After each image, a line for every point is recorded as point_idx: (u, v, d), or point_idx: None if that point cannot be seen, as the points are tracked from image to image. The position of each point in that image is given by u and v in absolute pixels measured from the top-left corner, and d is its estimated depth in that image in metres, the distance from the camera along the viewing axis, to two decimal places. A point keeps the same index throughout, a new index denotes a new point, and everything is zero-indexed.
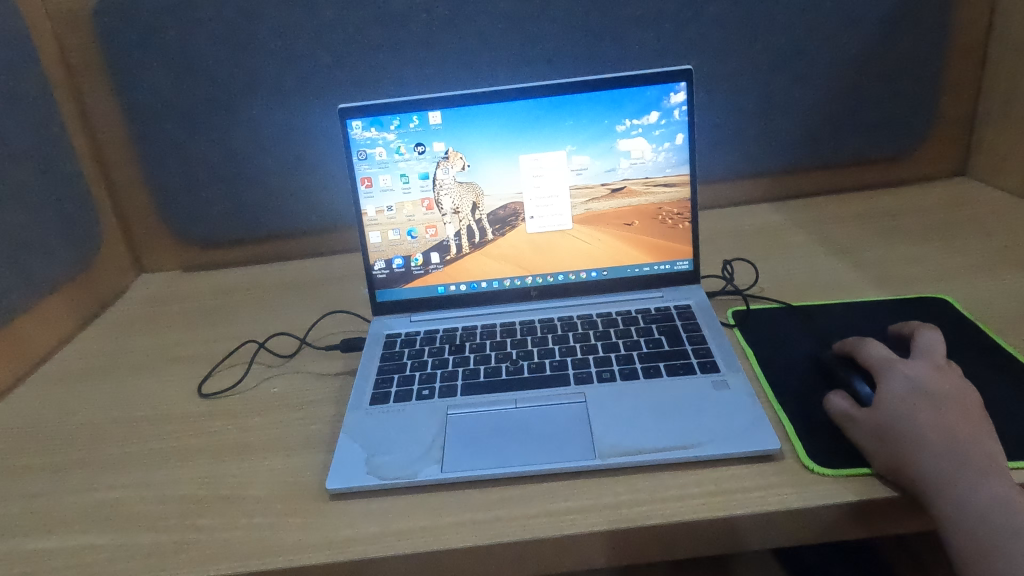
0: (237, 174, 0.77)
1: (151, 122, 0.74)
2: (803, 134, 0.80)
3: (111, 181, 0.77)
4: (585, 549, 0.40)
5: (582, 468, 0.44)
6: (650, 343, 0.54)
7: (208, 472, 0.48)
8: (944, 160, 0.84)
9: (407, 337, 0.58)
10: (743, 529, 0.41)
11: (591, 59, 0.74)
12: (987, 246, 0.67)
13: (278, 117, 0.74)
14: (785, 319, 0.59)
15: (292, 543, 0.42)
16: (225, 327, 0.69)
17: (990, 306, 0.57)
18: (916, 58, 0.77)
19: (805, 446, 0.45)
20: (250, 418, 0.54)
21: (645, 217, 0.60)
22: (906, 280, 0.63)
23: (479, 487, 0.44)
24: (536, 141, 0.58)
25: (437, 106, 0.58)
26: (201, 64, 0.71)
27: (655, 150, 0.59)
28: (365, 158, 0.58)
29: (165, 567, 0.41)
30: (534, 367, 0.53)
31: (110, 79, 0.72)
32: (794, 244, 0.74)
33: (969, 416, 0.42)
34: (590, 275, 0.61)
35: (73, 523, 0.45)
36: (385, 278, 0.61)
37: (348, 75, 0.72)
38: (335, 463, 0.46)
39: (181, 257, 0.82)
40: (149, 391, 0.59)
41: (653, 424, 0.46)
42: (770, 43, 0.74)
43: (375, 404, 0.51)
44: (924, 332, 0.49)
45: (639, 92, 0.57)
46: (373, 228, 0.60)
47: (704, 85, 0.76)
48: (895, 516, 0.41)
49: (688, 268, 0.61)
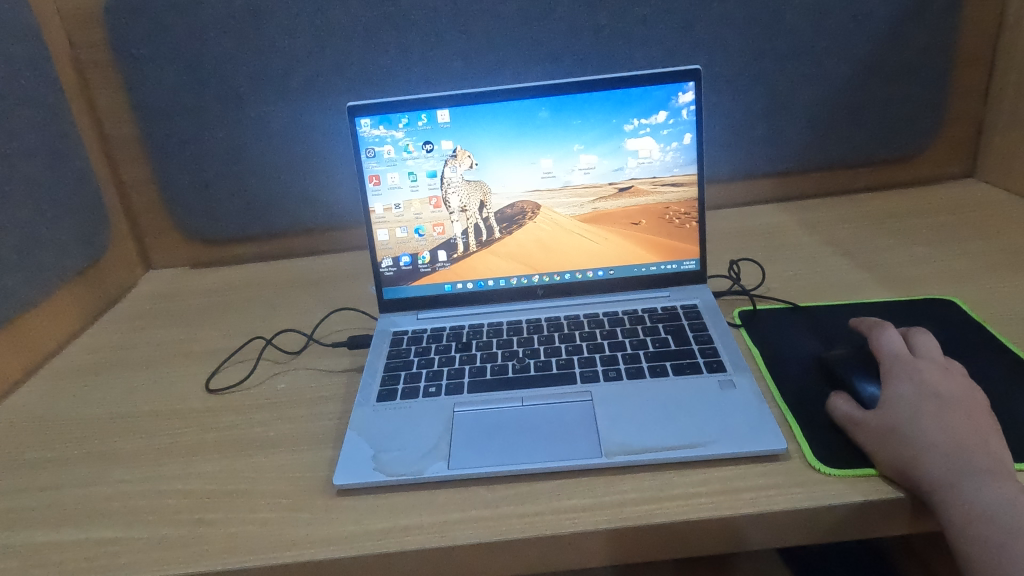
0: (244, 171, 0.77)
1: (160, 119, 0.74)
2: (810, 135, 0.80)
3: (120, 177, 0.77)
4: (590, 547, 0.41)
5: (587, 467, 0.44)
6: (656, 342, 0.54)
7: (216, 466, 0.49)
8: (951, 162, 0.84)
9: (414, 334, 0.59)
10: (748, 529, 0.41)
11: (598, 59, 0.74)
12: (995, 248, 0.67)
13: (287, 115, 0.74)
14: (791, 319, 0.59)
15: (299, 537, 0.42)
16: (233, 323, 0.69)
17: (997, 307, 0.57)
18: (926, 59, 0.76)
19: (811, 446, 0.45)
20: (257, 414, 0.54)
21: (652, 216, 0.60)
22: (912, 281, 0.63)
23: (484, 485, 0.44)
24: (544, 140, 0.59)
25: (446, 105, 0.58)
26: (210, 61, 0.71)
27: (663, 149, 0.59)
28: (373, 157, 0.58)
29: (172, 560, 0.41)
30: (541, 366, 0.53)
31: (120, 76, 0.72)
32: (801, 244, 0.74)
33: (974, 417, 0.42)
34: (596, 274, 0.61)
35: (82, 516, 0.46)
36: (393, 276, 0.62)
37: (355, 73, 0.73)
38: (342, 459, 0.46)
39: (188, 254, 0.83)
40: (156, 386, 0.59)
41: (659, 423, 0.47)
42: (778, 44, 0.74)
43: (382, 400, 0.51)
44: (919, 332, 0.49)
45: (646, 92, 0.57)
46: (381, 226, 0.60)
47: (711, 85, 0.76)
48: (900, 517, 0.41)
49: (695, 268, 0.61)
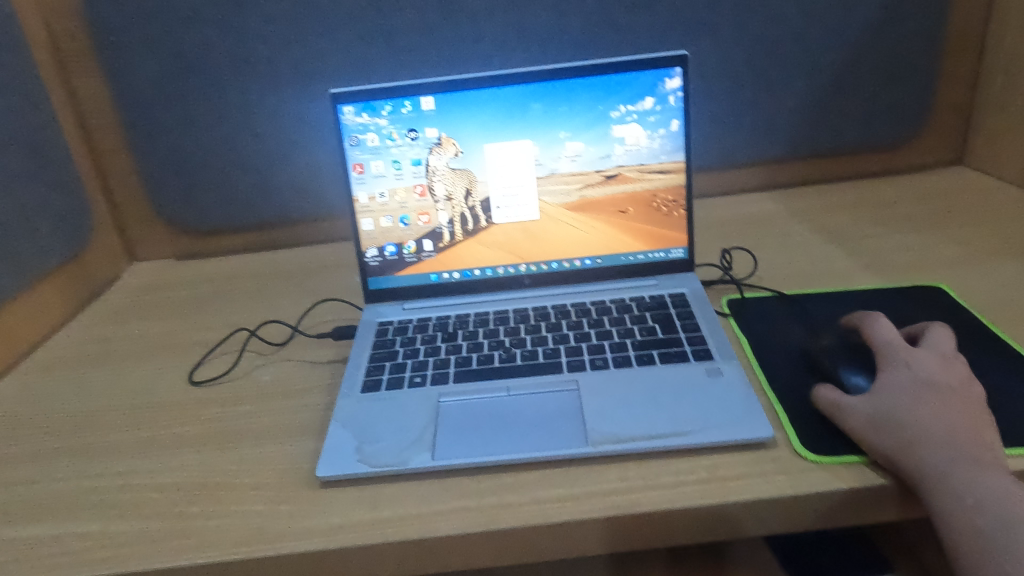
0: (229, 160, 0.76)
1: (142, 108, 0.73)
2: (799, 122, 0.79)
3: (101, 168, 0.76)
4: (576, 536, 0.40)
5: (573, 456, 0.44)
6: (644, 330, 0.54)
7: (199, 459, 0.48)
8: (941, 150, 0.84)
9: (399, 325, 0.58)
10: (735, 517, 0.40)
11: (586, 46, 0.73)
12: (984, 235, 0.67)
13: (271, 104, 0.73)
14: (778, 307, 0.59)
15: (282, 529, 0.41)
16: (217, 315, 0.68)
17: (986, 295, 0.57)
18: (915, 45, 0.76)
19: (799, 434, 0.44)
20: (241, 406, 0.53)
21: (639, 203, 0.59)
22: (901, 269, 0.63)
23: (470, 475, 0.44)
24: (530, 127, 0.58)
25: (430, 91, 0.57)
26: (192, 48, 0.70)
27: (650, 136, 0.58)
28: (357, 145, 0.58)
29: (151, 554, 0.41)
30: (527, 356, 0.53)
31: (100, 65, 0.71)
32: (791, 232, 0.73)
33: (967, 407, 0.41)
34: (584, 262, 0.61)
35: (61, 511, 0.45)
36: (378, 266, 0.61)
37: (341, 60, 0.72)
38: (326, 450, 0.45)
39: (173, 245, 0.82)
40: (139, 379, 0.59)
41: (646, 411, 0.46)
42: (767, 30, 0.73)
43: (367, 391, 0.51)
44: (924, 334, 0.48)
45: (633, 78, 0.57)
46: (365, 215, 0.59)
47: (700, 72, 0.75)
48: (887, 504, 0.41)
49: (683, 256, 0.61)
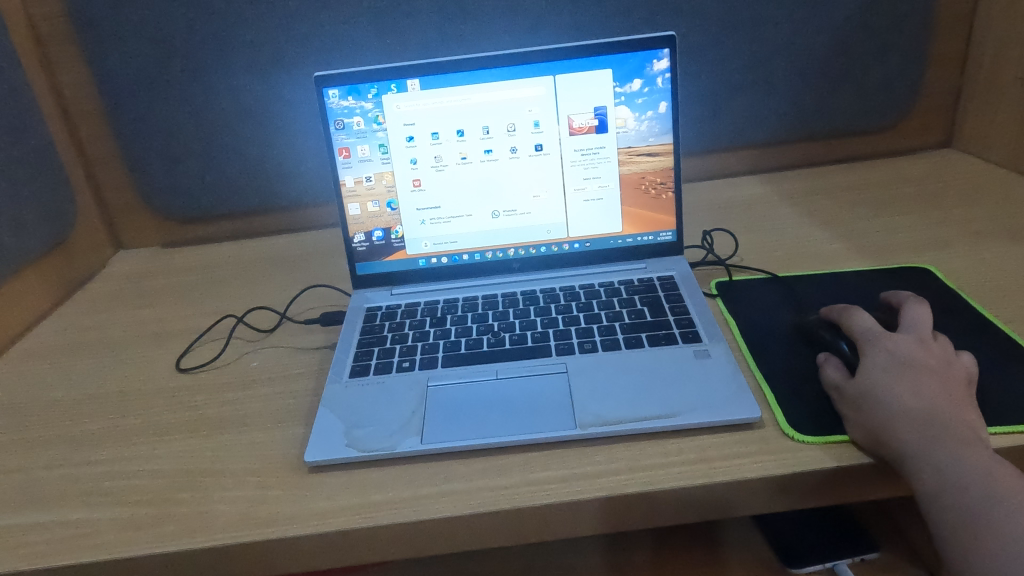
0: (213, 146, 0.75)
1: (125, 94, 0.72)
2: (788, 105, 0.79)
3: (86, 154, 0.75)
4: (565, 517, 0.40)
5: (562, 438, 0.44)
6: (633, 313, 0.54)
7: (187, 446, 0.48)
8: (930, 132, 0.84)
9: (388, 310, 0.58)
10: (723, 496, 0.41)
11: (574, 29, 0.73)
12: (971, 217, 0.67)
13: (255, 89, 0.73)
14: (767, 289, 0.59)
15: (271, 514, 0.41)
16: (205, 302, 0.68)
17: (973, 276, 0.57)
18: (903, 27, 0.76)
19: (786, 414, 0.45)
20: (229, 392, 0.53)
21: (628, 186, 0.60)
22: (890, 251, 0.63)
23: (459, 458, 0.44)
24: (518, 108, 0.57)
25: (415, 74, 0.56)
26: (174, 32, 0.69)
27: (638, 118, 0.58)
28: (342, 129, 0.57)
29: (137, 541, 0.41)
30: (516, 340, 0.52)
31: (82, 50, 0.70)
32: (779, 214, 0.73)
33: (952, 389, 0.42)
34: (573, 246, 0.61)
35: (48, 500, 0.45)
36: (366, 251, 0.60)
37: (326, 44, 0.71)
38: (314, 435, 0.45)
39: (160, 233, 0.81)
40: (126, 366, 0.58)
41: (635, 393, 0.46)
42: (756, 12, 0.73)
43: (356, 376, 0.51)
44: (909, 304, 0.48)
45: (621, 59, 0.56)
46: (352, 199, 0.59)
47: (689, 55, 0.75)
48: (872, 483, 0.41)
49: (671, 239, 0.61)
